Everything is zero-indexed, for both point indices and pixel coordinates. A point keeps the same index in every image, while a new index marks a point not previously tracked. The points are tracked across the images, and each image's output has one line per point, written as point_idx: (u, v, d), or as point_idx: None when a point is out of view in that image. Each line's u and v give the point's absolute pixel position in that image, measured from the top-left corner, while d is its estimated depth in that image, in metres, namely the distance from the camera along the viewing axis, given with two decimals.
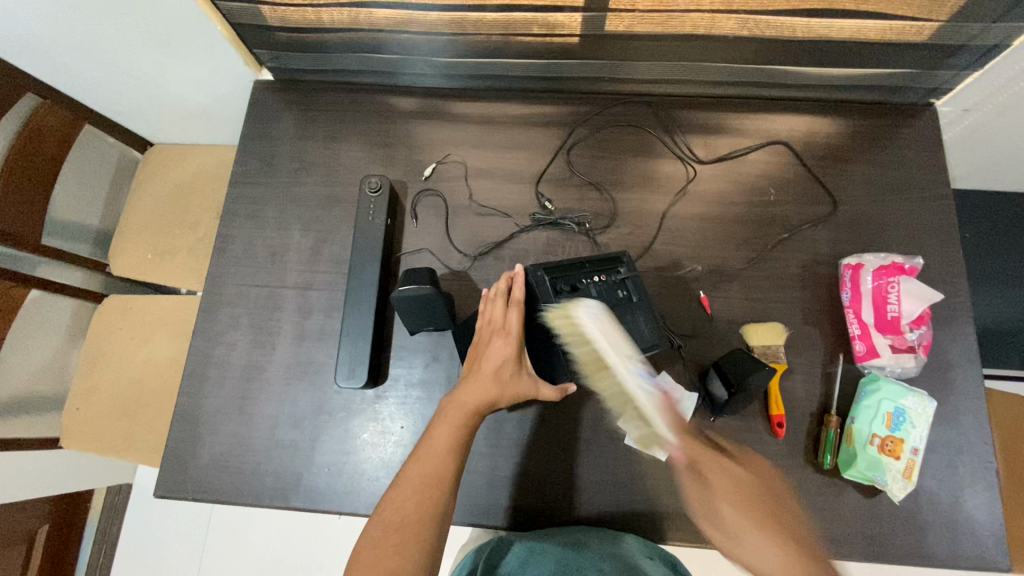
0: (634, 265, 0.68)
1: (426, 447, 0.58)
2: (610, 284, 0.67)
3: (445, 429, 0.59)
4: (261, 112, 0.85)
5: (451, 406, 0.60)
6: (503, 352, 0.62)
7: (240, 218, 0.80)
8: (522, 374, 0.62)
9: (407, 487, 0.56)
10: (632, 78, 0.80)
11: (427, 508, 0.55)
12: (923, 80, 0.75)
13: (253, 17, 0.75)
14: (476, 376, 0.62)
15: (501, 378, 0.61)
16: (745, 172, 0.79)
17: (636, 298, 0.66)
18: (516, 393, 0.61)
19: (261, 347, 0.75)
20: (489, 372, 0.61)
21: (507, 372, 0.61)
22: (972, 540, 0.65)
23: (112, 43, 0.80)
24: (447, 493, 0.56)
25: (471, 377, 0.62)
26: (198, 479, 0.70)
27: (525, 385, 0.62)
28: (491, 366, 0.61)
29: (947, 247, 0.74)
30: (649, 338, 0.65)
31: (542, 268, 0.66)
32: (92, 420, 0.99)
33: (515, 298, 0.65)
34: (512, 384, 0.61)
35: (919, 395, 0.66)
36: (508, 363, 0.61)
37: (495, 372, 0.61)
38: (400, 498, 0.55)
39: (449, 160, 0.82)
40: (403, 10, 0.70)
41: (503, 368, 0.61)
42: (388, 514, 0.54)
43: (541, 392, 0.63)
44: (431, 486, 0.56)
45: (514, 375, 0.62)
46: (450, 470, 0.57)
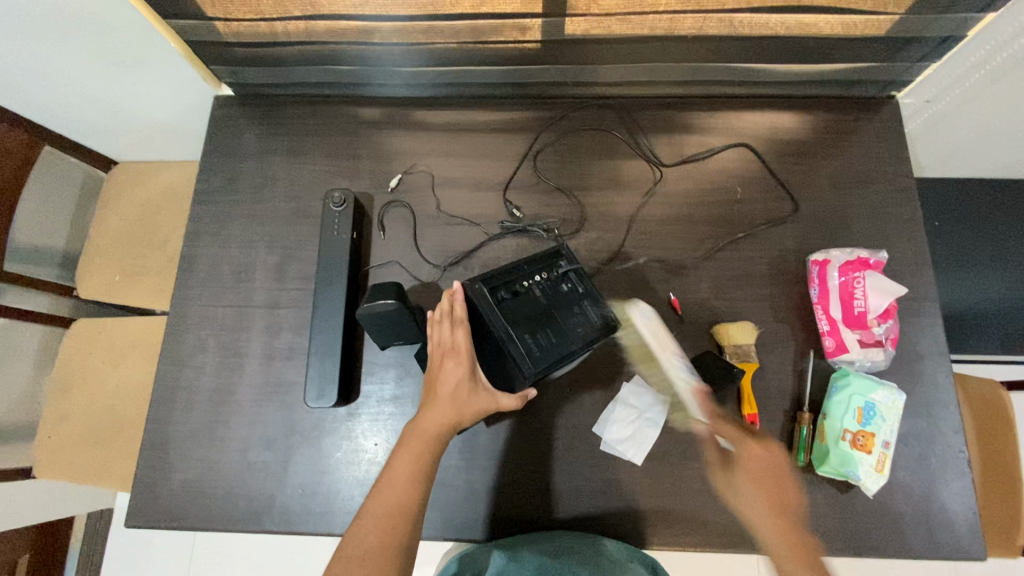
0: (574, 257, 0.70)
1: (389, 479, 0.57)
2: (552, 281, 0.68)
3: (409, 456, 0.58)
4: (221, 128, 0.84)
5: (411, 435, 0.60)
6: (457, 374, 0.62)
7: (204, 238, 0.79)
8: (479, 390, 0.62)
9: (375, 519, 0.55)
10: (596, 81, 0.80)
11: (394, 539, 0.54)
12: (882, 73, 0.76)
13: (207, 34, 0.73)
14: (433, 402, 0.61)
15: (459, 399, 0.61)
16: (712, 171, 0.79)
17: (582, 289, 0.68)
18: (476, 410, 0.61)
19: (230, 368, 0.74)
20: (445, 396, 0.61)
21: (463, 391, 0.62)
22: (947, 530, 0.65)
23: (64, 62, 0.78)
24: (413, 521, 0.56)
25: (429, 402, 0.61)
26: (170, 508, 0.69)
27: (484, 400, 0.62)
28: (448, 389, 0.61)
29: (912, 239, 0.75)
30: (600, 326, 0.67)
31: (480, 280, 0.65)
32: (65, 450, 0.97)
33: (459, 317, 0.64)
34: (472, 401, 0.62)
35: (888, 389, 0.66)
36: (464, 383, 0.62)
37: (452, 394, 0.61)
38: (361, 533, 0.54)
39: (416, 170, 0.81)
40: (360, 21, 0.69)
41: (459, 389, 0.61)
42: (353, 548, 0.53)
43: (501, 402, 0.63)
44: (394, 518, 0.55)
45: (472, 392, 0.62)
46: (415, 498, 0.57)
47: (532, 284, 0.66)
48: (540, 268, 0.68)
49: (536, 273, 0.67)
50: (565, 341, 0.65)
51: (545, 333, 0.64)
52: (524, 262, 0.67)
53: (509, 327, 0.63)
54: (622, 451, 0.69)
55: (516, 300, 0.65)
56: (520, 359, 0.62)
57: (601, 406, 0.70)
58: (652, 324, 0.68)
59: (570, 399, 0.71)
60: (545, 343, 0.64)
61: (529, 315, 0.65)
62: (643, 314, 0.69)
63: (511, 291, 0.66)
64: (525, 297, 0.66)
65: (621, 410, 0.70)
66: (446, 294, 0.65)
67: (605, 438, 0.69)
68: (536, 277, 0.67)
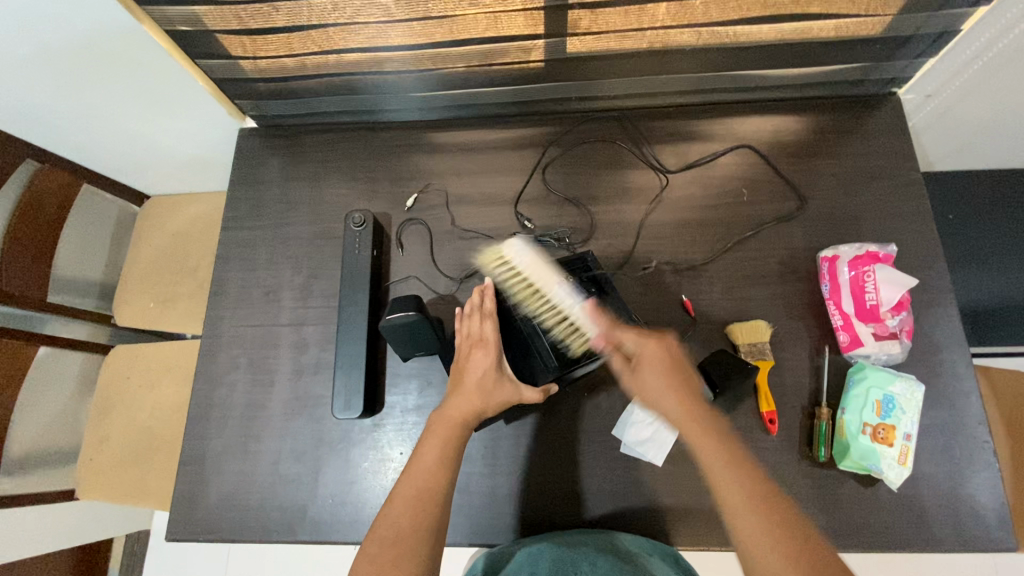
0: (598, 263, 0.71)
1: (416, 464, 0.60)
2: (578, 284, 0.69)
3: (434, 443, 0.61)
4: (247, 159, 0.89)
5: (438, 421, 0.63)
6: (483, 363, 0.65)
7: (233, 262, 0.83)
8: (505, 381, 0.65)
9: (404, 501, 0.57)
10: (600, 96, 0.83)
11: (422, 520, 0.55)
12: (881, 72, 0.77)
13: (232, 71, 0.79)
14: (460, 388, 0.65)
15: (485, 387, 0.64)
16: (718, 176, 0.81)
17: (607, 293, 0.69)
18: (501, 400, 0.64)
19: (260, 385, 0.77)
20: (471, 384, 0.64)
21: (488, 381, 0.64)
22: (977, 523, 0.65)
23: (103, 105, 0.85)
24: (440, 505, 0.57)
25: (456, 389, 0.65)
26: (207, 521, 0.72)
27: (508, 390, 0.64)
28: (474, 378, 0.65)
29: (921, 232, 0.75)
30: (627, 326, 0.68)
31: (510, 279, 0.69)
32: (105, 471, 1.01)
33: (488, 311, 0.68)
34: (496, 391, 0.64)
35: (906, 380, 0.66)
36: (489, 372, 0.65)
37: (477, 383, 0.64)
38: (392, 515, 0.56)
39: (430, 188, 0.84)
40: (374, 52, 0.73)
41: (484, 378, 0.64)
42: (384, 528, 0.55)
43: (524, 396, 0.65)
44: (422, 500, 0.57)
45: (496, 382, 0.64)
46: (440, 481, 0.58)
47: (558, 286, 0.69)
48: (565, 272, 0.70)
49: (564, 277, 0.70)
50: (588, 340, 0.66)
51: (568, 332, 0.65)
52: (552, 265, 0.70)
53: (533, 327, 0.68)
54: (642, 452, 0.70)
55: (545, 300, 0.68)
56: (545, 355, 0.67)
57: (619, 409, 0.72)
58: (608, 251, 0.71)
59: (588, 403, 0.72)
60: (568, 341, 0.66)
61: (555, 315, 0.66)
62: (590, 251, 0.72)
63: (539, 291, 0.68)
64: (551, 297, 0.67)
65: (640, 412, 0.71)
66: (477, 290, 0.69)
67: (625, 440, 0.70)
68: (563, 280, 0.70)
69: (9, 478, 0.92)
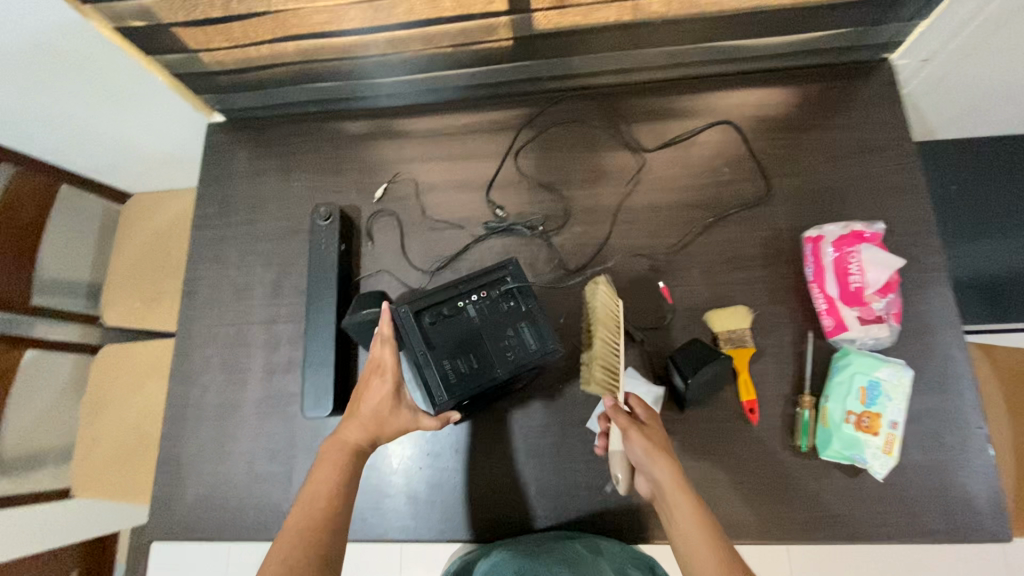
0: (522, 273, 0.65)
1: (308, 492, 0.57)
2: (492, 300, 0.64)
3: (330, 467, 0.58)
4: (216, 154, 0.87)
5: (329, 448, 0.59)
6: (379, 392, 0.61)
7: (204, 261, 0.82)
8: (401, 409, 0.62)
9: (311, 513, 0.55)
10: (574, 74, 0.79)
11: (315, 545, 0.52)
12: (871, 36, 0.72)
13: (193, 65, 0.76)
14: (355, 416, 0.61)
15: (380, 416, 0.61)
16: (697, 156, 0.77)
17: (522, 310, 0.64)
18: (394, 430, 0.61)
19: (233, 384, 0.77)
20: (366, 413, 0.61)
21: (384, 410, 0.61)
22: (968, 512, 0.62)
23: (67, 105, 0.83)
24: (335, 531, 0.54)
25: (351, 417, 0.62)
26: (184, 521, 0.72)
27: (405, 418, 0.61)
28: (368, 407, 0.61)
29: (914, 207, 0.71)
30: (538, 349, 0.62)
31: (406, 303, 0.62)
32: (99, 470, 1.03)
33: (386, 336, 0.62)
34: (391, 421, 0.61)
35: (894, 365, 0.63)
36: (384, 402, 0.61)
37: (372, 412, 0.61)
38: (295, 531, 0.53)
39: (401, 179, 0.82)
40: (333, 38, 0.70)
41: (380, 408, 0.61)
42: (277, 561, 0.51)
43: (422, 423, 0.62)
44: (316, 526, 0.54)
45: (392, 411, 0.61)
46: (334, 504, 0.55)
47: (466, 305, 0.63)
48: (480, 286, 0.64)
49: (474, 292, 0.64)
50: (492, 367, 0.61)
51: (469, 360, 0.61)
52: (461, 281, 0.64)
53: (428, 355, 0.60)
54: None
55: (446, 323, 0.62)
56: (438, 387, 0.60)
57: (595, 401, 0.70)
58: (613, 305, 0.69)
59: (563, 396, 0.70)
60: (468, 369, 0.61)
61: (458, 340, 0.61)
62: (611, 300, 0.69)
63: (442, 313, 0.62)
64: (457, 319, 0.62)
65: None
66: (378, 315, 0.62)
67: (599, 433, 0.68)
68: (474, 296, 0.64)
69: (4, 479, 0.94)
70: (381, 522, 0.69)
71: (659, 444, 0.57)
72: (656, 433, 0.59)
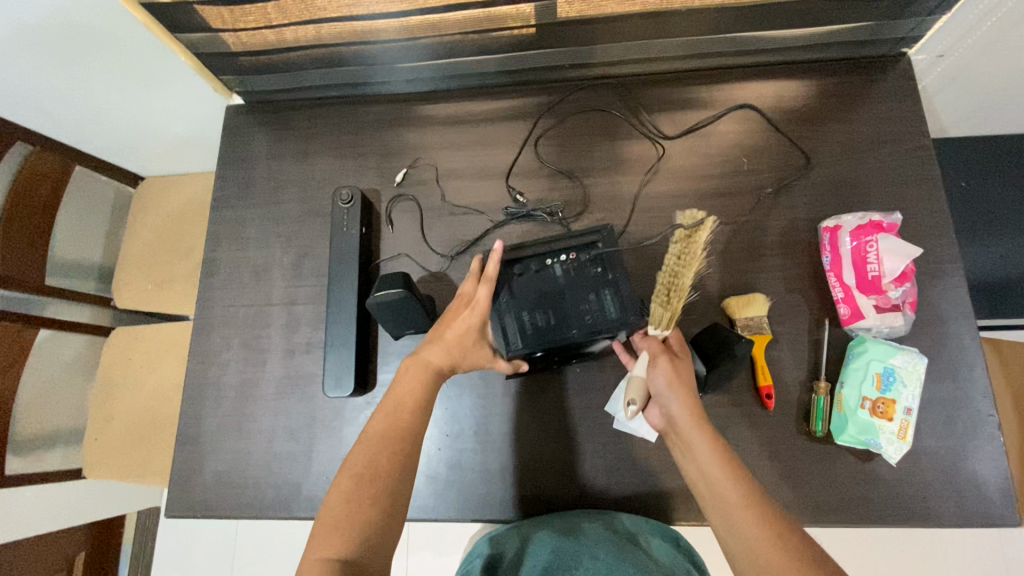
0: (615, 239, 0.65)
1: (389, 400, 0.60)
2: (581, 261, 0.66)
3: (412, 384, 0.60)
4: (234, 136, 0.87)
5: (414, 364, 0.61)
6: (471, 323, 0.62)
7: (223, 242, 0.83)
8: (484, 346, 0.63)
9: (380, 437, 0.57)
10: (595, 63, 0.79)
11: (398, 456, 0.56)
12: (892, 31, 0.73)
13: (214, 46, 0.76)
14: (442, 338, 0.62)
15: (465, 345, 0.62)
16: (716, 146, 0.78)
17: (611, 275, 0.65)
18: (473, 363, 0.63)
19: (253, 364, 0.77)
20: (454, 340, 0.62)
21: (470, 341, 0.62)
22: (978, 497, 0.63)
23: (85, 84, 0.83)
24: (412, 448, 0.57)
25: (437, 337, 0.62)
26: (204, 498, 0.73)
27: (484, 356, 0.63)
28: (456, 334, 0.62)
29: (929, 199, 0.72)
30: (618, 316, 0.63)
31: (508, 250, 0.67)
32: (109, 451, 1.03)
33: (488, 275, 0.63)
34: (474, 353, 0.63)
35: (908, 353, 0.64)
36: (473, 333, 0.62)
37: (459, 340, 0.62)
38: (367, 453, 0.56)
39: (420, 164, 0.82)
40: (357, 22, 0.70)
41: (468, 337, 0.62)
42: (361, 465, 0.55)
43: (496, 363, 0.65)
44: (394, 439, 0.57)
45: (477, 345, 0.63)
46: (413, 420, 0.58)
47: (556, 262, 0.66)
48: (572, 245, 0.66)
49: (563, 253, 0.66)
50: (570, 324, 0.64)
51: (547, 313, 0.65)
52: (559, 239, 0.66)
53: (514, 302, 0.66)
54: (635, 428, 0.68)
55: (537, 276, 0.66)
56: (513, 332, 0.65)
57: (613, 384, 0.71)
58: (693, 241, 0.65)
59: (581, 379, 0.71)
60: (546, 323, 0.64)
61: (543, 292, 0.66)
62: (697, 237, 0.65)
63: (534, 267, 0.66)
64: (545, 274, 0.66)
65: None
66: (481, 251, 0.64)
67: (617, 417, 0.69)
68: (564, 256, 0.66)
69: (17, 458, 0.95)
70: None
71: (682, 378, 0.60)
72: (682, 367, 0.61)
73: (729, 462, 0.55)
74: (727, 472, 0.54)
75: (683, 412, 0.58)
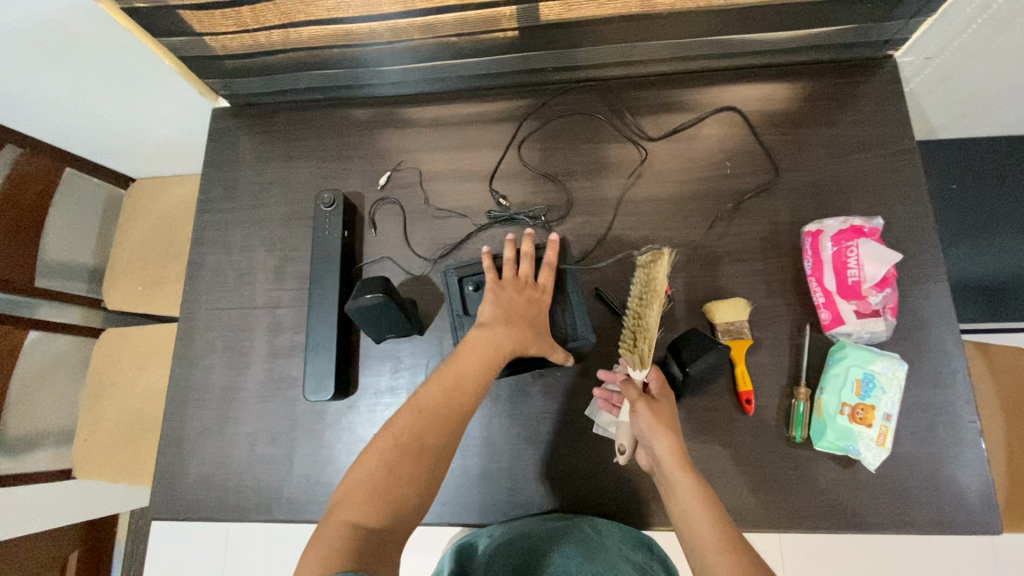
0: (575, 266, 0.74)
1: (394, 425, 0.58)
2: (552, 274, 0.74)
3: (473, 366, 0.61)
4: (220, 139, 0.87)
5: (478, 346, 0.63)
6: (537, 305, 0.67)
7: (208, 244, 0.83)
8: (545, 334, 0.67)
9: (414, 424, 0.58)
10: (578, 65, 0.79)
11: (408, 484, 0.54)
12: (877, 34, 0.72)
13: (196, 49, 0.76)
14: (512, 321, 0.65)
15: (532, 330, 0.66)
16: (699, 150, 0.77)
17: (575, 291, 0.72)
18: (537, 349, 0.65)
19: (236, 367, 0.78)
20: (524, 320, 0.66)
21: (537, 325, 0.66)
22: (957, 504, 0.63)
23: (72, 87, 0.83)
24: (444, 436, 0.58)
25: (504, 320, 0.65)
26: (186, 500, 0.73)
27: (545, 345, 0.66)
28: (526, 316, 0.66)
29: (913, 204, 0.72)
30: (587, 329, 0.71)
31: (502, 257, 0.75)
32: (99, 452, 1.04)
33: (550, 263, 0.70)
34: (540, 339, 0.66)
35: (888, 359, 0.64)
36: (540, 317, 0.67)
37: (530, 323, 0.66)
38: (383, 445, 0.56)
39: (404, 167, 0.82)
40: (337, 25, 0.70)
41: (536, 321, 0.67)
42: (376, 462, 0.55)
43: (553, 355, 0.67)
44: (437, 426, 0.58)
45: (540, 331, 0.66)
46: (449, 412, 0.59)
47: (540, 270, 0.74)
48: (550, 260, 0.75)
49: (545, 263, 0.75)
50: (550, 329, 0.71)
51: None
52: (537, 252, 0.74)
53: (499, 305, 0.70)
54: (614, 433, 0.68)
55: None
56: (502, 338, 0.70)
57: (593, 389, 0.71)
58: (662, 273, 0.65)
59: (561, 384, 0.71)
60: None
61: None
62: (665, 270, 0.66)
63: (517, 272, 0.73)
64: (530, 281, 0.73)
65: None
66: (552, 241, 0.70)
67: (597, 421, 0.69)
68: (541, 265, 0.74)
69: (7, 458, 0.95)
70: None
71: (666, 419, 0.59)
72: (666, 408, 0.61)
73: (719, 516, 0.54)
74: (715, 525, 0.53)
75: (669, 454, 0.57)
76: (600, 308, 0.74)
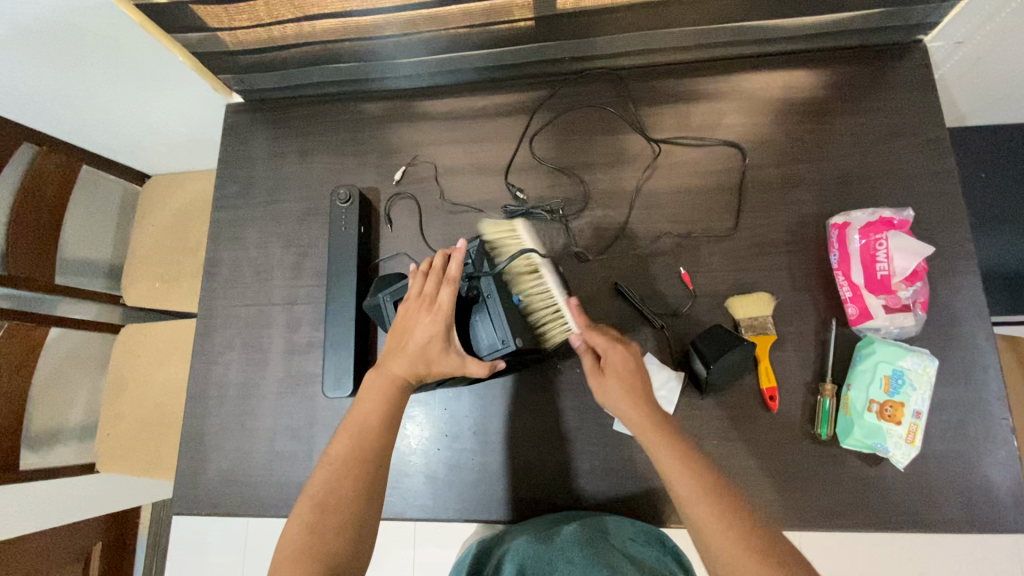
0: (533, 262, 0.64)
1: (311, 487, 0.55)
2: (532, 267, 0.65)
3: (375, 401, 0.60)
4: (235, 136, 0.87)
5: (376, 378, 0.61)
6: (430, 329, 0.60)
7: (224, 241, 0.83)
8: (451, 351, 0.60)
9: (327, 480, 0.55)
10: (597, 54, 0.77)
11: (330, 537, 0.51)
12: (907, 17, 0.70)
13: (212, 44, 0.75)
14: (402, 348, 0.61)
15: (428, 353, 0.60)
16: (720, 140, 0.76)
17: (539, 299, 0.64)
18: (442, 370, 0.60)
19: (255, 363, 0.78)
20: (414, 346, 0.60)
21: (432, 348, 0.60)
22: (988, 502, 0.61)
23: (87, 84, 0.83)
24: (364, 479, 0.56)
25: (397, 347, 0.61)
26: (207, 496, 0.73)
27: (453, 362, 0.60)
28: (416, 342, 0.60)
29: (943, 194, 0.70)
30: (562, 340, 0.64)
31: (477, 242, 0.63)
32: (120, 447, 1.05)
33: (449, 275, 0.60)
34: (441, 359, 0.60)
35: (918, 355, 0.62)
36: (435, 340, 0.60)
37: (421, 348, 0.60)
38: (302, 510, 0.54)
39: (419, 161, 0.81)
40: (352, 18, 0.69)
41: (429, 345, 0.60)
42: (299, 526, 0.52)
43: (469, 368, 0.59)
44: (351, 471, 0.56)
45: (442, 352, 0.60)
46: (370, 455, 0.57)
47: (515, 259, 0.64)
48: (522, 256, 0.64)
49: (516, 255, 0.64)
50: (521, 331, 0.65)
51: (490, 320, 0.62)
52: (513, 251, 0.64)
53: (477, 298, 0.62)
54: None
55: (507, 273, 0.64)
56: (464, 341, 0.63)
57: None
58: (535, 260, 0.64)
59: (580, 381, 0.71)
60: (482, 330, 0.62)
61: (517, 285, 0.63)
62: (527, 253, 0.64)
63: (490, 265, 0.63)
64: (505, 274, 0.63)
65: None
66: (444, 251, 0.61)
67: (618, 419, 0.68)
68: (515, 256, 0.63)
69: (31, 452, 1.00)
70: (401, 501, 0.70)
71: None
72: None
73: (725, 516, 0.50)
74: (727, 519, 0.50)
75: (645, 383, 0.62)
76: (618, 304, 0.73)
